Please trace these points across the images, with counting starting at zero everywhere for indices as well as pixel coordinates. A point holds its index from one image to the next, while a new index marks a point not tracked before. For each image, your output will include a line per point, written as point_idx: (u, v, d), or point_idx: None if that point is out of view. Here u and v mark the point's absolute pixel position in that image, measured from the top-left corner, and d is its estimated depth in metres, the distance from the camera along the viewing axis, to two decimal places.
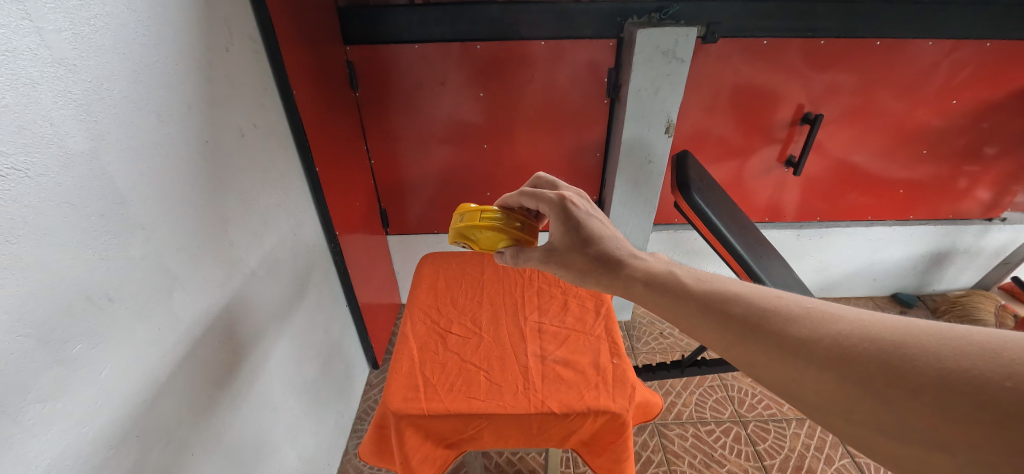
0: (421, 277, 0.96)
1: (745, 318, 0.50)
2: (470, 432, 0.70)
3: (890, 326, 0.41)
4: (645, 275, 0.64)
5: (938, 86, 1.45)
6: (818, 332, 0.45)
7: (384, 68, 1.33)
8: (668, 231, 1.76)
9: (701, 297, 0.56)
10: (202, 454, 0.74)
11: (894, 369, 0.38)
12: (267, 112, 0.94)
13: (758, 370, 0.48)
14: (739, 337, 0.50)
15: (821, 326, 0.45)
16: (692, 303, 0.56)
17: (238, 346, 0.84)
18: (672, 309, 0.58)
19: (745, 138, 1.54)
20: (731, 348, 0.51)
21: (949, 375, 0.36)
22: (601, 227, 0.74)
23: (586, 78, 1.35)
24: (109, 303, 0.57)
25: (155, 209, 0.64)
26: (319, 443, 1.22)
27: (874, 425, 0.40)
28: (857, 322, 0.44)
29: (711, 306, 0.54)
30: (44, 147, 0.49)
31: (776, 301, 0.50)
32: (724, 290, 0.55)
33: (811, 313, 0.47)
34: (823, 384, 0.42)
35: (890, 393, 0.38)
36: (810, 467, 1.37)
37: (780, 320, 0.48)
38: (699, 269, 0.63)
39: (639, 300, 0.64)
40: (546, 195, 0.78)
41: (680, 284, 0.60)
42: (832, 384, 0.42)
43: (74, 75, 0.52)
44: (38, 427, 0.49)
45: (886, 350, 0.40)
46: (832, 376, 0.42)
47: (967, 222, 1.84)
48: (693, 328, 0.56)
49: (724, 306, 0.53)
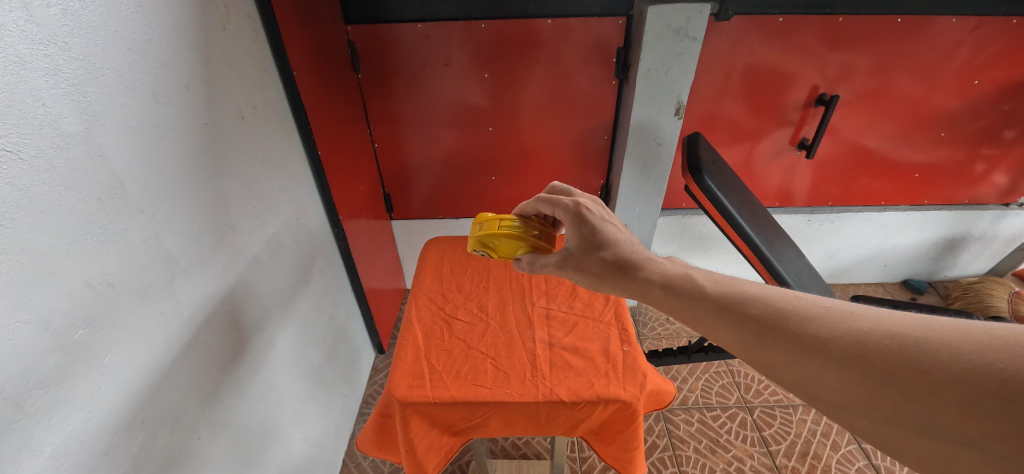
0: (426, 263, 0.94)
1: (763, 319, 0.48)
2: (476, 420, 0.69)
3: (911, 323, 0.40)
4: (660, 277, 0.61)
5: (959, 66, 1.39)
6: (837, 330, 0.43)
7: (387, 48, 1.30)
8: (675, 216, 1.73)
9: (716, 298, 0.54)
10: (210, 438, 0.75)
11: (918, 364, 0.37)
12: (267, 94, 0.92)
13: (777, 371, 0.46)
14: (756, 338, 0.48)
15: (840, 324, 0.44)
16: (709, 306, 0.54)
17: (243, 331, 0.84)
18: (687, 310, 0.56)
19: (756, 121, 1.50)
20: (749, 351, 0.49)
21: (973, 368, 0.35)
22: (616, 231, 0.71)
23: (594, 58, 1.31)
24: (110, 288, 0.56)
25: (154, 192, 0.63)
26: (326, 427, 1.23)
27: (897, 421, 0.38)
28: (878, 319, 0.42)
29: (727, 307, 0.52)
30: (36, 128, 0.48)
31: (794, 300, 0.49)
32: (741, 292, 0.53)
33: (830, 312, 0.45)
34: (844, 382, 0.41)
35: (914, 389, 0.37)
36: (816, 453, 1.36)
37: (799, 319, 0.46)
38: (716, 272, 0.60)
39: (655, 303, 0.61)
40: (559, 201, 0.76)
41: (696, 285, 0.57)
42: (853, 382, 0.40)
43: (64, 53, 0.50)
44: (41, 413, 0.49)
45: (908, 345, 0.39)
46: (853, 373, 0.40)
47: (983, 207, 1.80)
48: (710, 330, 0.54)
49: (741, 307, 0.51)
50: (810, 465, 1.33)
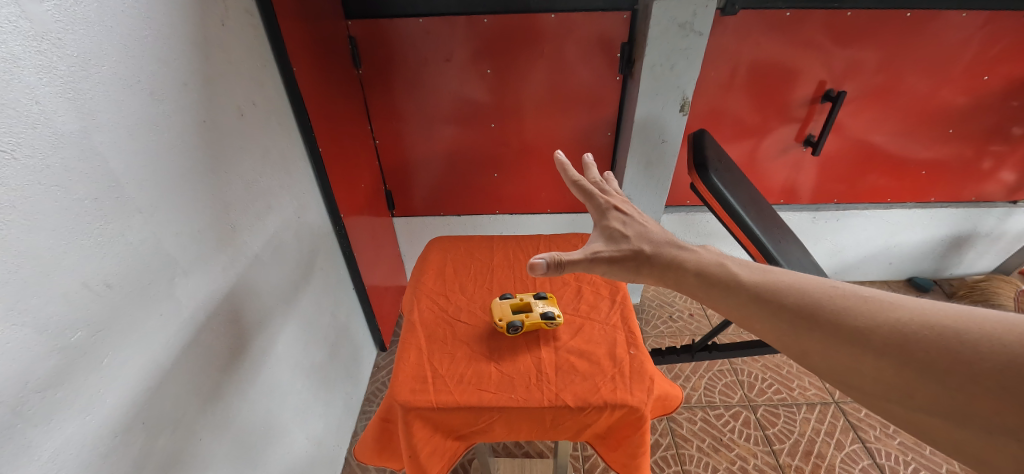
0: (428, 263, 0.93)
1: (799, 308, 0.48)
2: (480, 425, 0.68)
3: (952, 313, 0.40)
4: (694, 265, 0.60)
5: (968, 61, 1.37)
6: (873, 319, 0.43)
7: (388, 44, 1.28)
8: (679, 213, 1.72)
9: (749, 286, 0.54)
10: (212, 438, 0.75)
11: (956, 354, 0.38)
12: (267, 91, 0.91)
13: (811, 358, 0.46)
14: (791, 326, 0.48)
15: (878, 313, 0.44)
16: (742, 293, 0.54)
17: (244, 331, 0.83)
18: (718, 298, 0.56)
19: (761, 117, 1.48)
20: (783, 338, 0.49)
21: (1015, 360, 0.35)
22: (645, 226, 0.70)
23: (597, 54, 1.30)
24: (108, 290, 0.56)
25: (152, 192, 0.62)
26: (329, 424, 1.23)
27: (934, 410, 0.39)
28: (915, 309, 0.42)
29: (761, 295, 0.52)
30: (30, 127, 0.47)
31: (830, 289, 0.48)
32: (775, 280, 0.53)
33: (868, 301, 0.45)
34: (882, 370, 0.41)
35: (954, 379, 0.37)
36: (820, 451, 1.36)
37: (834, 308, 0.46)
38: (748, 261, 0.60)
39: (687, 291, 0.61)
40: (593, 195, 0.76)
41: (729, 274, 0.57)
42: (891, 371, 0.41)
43: (58, 49, 0.49)
44: (38, 416, 0.48)
45: (949, 336, 0.39)
46: (891, 362, 0.41)
47: (990, 205, 1.78)
48: (744, 318, 0.53)
49: (775, 295, 0.51)
50: (813, 464, 1.33)
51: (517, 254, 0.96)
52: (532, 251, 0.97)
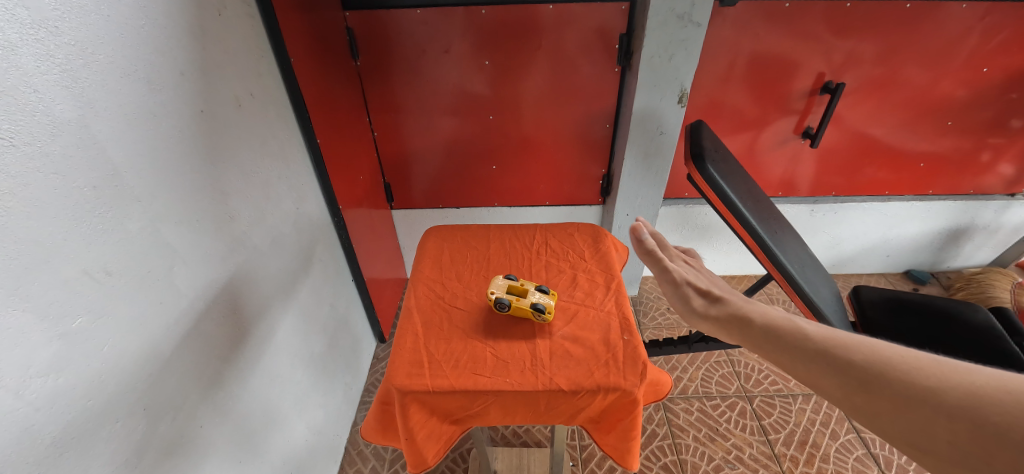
0: (425, 251, 0.94)
1: (862, 362, 0.43)
2: (475, 409, 0.70)
3: None
4: (762, 321, 0.56)
5: (968, 53, 1.37)
6: (947, 380, 0.38)
7: (386, 35, 1.28)
8: (677, 205, 1.72)
9: (808, 340, 0.49)
10: (213, 425, 0.75)
11: None
12: (265, 81, 0.91)
13: (874, 420, 0.40)
14: (849, 382, 0.43)
15: (953, 374, 0.38)
16: (801, 347, 0.48)
17: (244, 320, 0.84)
18: (779, 353, 0.51)
19: (760, 110, 1.48)
20: (843, 397, 0.43)
21: None
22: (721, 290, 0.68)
23: (596, 45, 1.29)
24: (108, 277, 0.56)
25: (150, 181, 0.62)
26: (329, 414, 1.24)
27: None
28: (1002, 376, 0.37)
29: (820, 348, 0.47)
30: (28, 115, 0.47)
31: (901, 349, 0.43)
32: (838, 334, 0.47)
33: (943, 363, 0.40)
34: (959, 436, 0.35)
35: None
36: (815, 441, 1.37)
37: (902, 366, 0.41)
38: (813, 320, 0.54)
39: (751, 347, 0.56)
40: (659, 257, 0.76)
41: (789, 328, 0.52)
42: (972, 438, 0.35)
43: (55, 38, 0.49)
44: (41, 401, 0.49)
45: None
46: (967, 426, 0.35)
47: (988, 198, 1.78)
48: (802, 374, 0.48)
49: (834, 348, 0.46)
50: (809, 453, 1.34)
51: (514, 243, 0.97)
52: (529, 240, 0.97)
